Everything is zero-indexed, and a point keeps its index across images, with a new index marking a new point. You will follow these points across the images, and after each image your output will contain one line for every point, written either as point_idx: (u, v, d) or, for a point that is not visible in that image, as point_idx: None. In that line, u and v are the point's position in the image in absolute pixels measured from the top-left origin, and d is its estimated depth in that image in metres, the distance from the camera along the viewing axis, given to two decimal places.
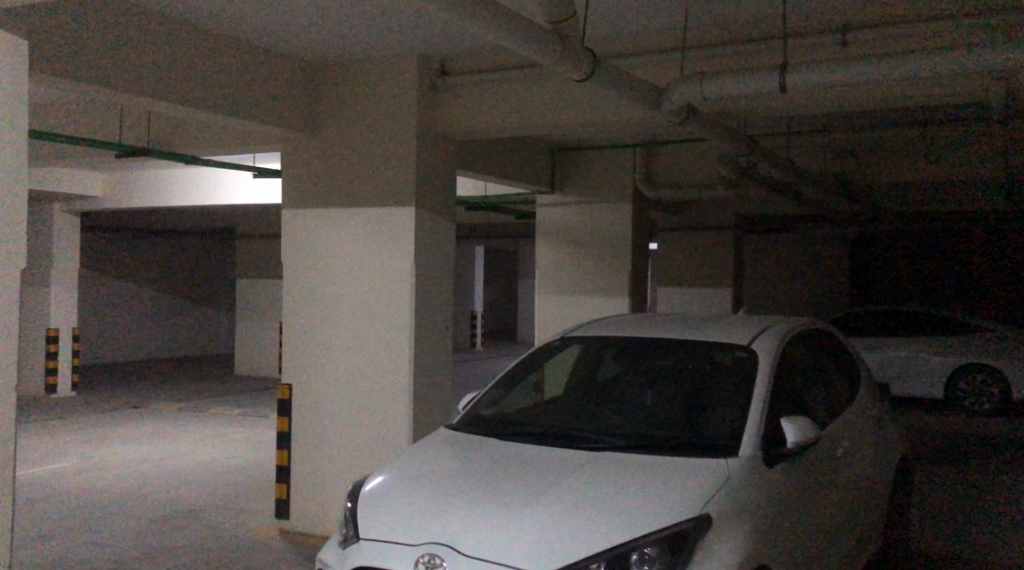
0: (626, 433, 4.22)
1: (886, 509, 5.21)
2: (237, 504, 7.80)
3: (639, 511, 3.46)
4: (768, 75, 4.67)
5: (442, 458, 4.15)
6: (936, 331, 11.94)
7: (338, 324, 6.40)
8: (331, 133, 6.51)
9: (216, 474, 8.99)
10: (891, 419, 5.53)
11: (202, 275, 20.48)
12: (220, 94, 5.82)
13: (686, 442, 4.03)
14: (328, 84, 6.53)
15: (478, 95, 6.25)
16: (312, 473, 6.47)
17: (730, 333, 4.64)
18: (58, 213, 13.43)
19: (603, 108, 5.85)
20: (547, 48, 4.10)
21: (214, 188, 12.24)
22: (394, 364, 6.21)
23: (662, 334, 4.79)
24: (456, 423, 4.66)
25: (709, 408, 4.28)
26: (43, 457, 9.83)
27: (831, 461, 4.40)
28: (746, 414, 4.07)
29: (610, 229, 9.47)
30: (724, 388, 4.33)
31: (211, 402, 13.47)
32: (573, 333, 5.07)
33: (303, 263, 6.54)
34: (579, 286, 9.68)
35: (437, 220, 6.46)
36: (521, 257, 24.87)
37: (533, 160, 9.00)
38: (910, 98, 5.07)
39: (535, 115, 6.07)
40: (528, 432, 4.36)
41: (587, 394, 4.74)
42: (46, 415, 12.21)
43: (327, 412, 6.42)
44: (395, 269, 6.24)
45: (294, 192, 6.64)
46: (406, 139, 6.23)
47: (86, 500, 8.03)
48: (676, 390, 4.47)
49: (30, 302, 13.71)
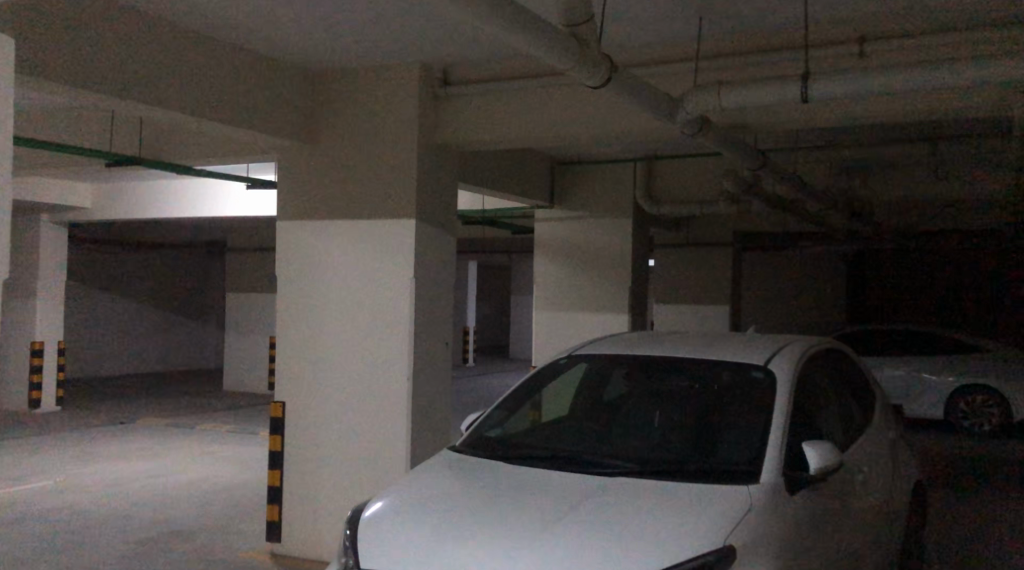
0: (639, 457, 4.03)
1: (903, 537, 5.03)
2: (228, 526, 7.55)
3: (660, 541, 3.27)
4: (787, 85, 4.52)
5: (446, 482, 3.95)
6: (936, 351, 11.80)
7: (333, 341, 6.19)
8: (328, 143, 6.33)
9: (206, 494, 8.75)
10: (906, 443, 5.35)
11: (193, 288, 20.25)
12: (213, 101, 5.64)
13: (704, 466, 3.84)
14: (326, 93, 6.35)
15: (483, 106, 6.10)
16: (305, 494, 6.25)
17: (745, 351, 4.47)
18: (46, 224, 13.21)
19: (612, 119, 5.70)
20: (564, 51, 3.94)
21: (207, 200, 12.05)
22: (392, 383, 6.00)
23: (674, 352, 4.60)
24: (458, 444, 4.47)
25: (725, 430, 4.10)
26: (25, 475, 9.57)
27: (851, 486, 4.23)
28: (766, 437, 3.89)
29: (609, 245, 9.31)
30: (741, 409, 4.16)
31: (200, 419, 13.20)
32: (579, 350, 4.88)
33: (297, 276, 6.33)
34: (577, 303, 9.50)
35: (438, 232, 6.28)
36: (516, 273, 24.74)
37: (532, 173, 8.85)
38: (931, 112, 4.92)
39: (540, 127, 5.91)
40: (537, 454, 4.17)
41: (594, 414, 4.56)
42: (29, 431, 11.92)
43: (322, 432, 6.20)
44: (394, 284, 6.04)
45: (289, 203, 6.43)
46: (406, 150, 6.05)
47: (70, 520, 7.77)
48: (690, 411, 4.29)
49: (15, 315, 13.44)
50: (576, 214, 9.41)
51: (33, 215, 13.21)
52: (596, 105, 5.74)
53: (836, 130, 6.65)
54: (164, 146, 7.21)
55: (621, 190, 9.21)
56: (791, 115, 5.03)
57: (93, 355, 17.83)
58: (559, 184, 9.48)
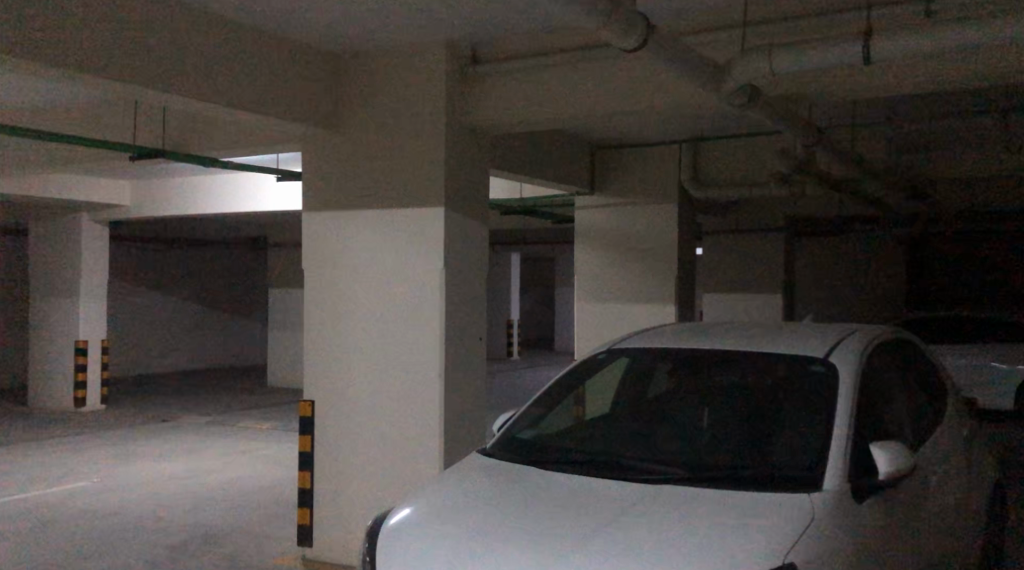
0: (686, 462, 3.66)
1: (980, 544, 4.58)
2: (261, 529, 7.35)
3: (714, 555, 2.91)
4: (848, 43, 4.09)
5: (476, 490, 3.61)
6: (1003, 338, 11.15)
7: (363, 336, 5.91)
8: (354, 130, 6.03)
9: (241, 495, 8.58)
10: (981, 440, 4.90)
11: (236, 285, 20.28)
12: (231, 89, 5.36)
13: (761, 473, 3.45)
14: (351, 77, 6.06)
15: (513, 85, 5.76)
16: (336, 497, 5.98)
17: (805, 342, 4.06)
18: (86, 223, 13.20)
19: (649, 95, 5.31)
20: (595, 11, 3.56)
21: (241, 194, 11.91)
22: (424, 381, 5.70)
23: (722, 343, 4.21)
24: (488, 447, 4.13)
25: (782, 430, 3.71)
26: (63, 476, 9.48)
27: (924, 490, 3.81)
28: (829, 439, 3.49)
29: (654, 233, 8.90)
30: (799, 407, 3.76)
31: (241, 416, 13.12)
32: (618, 345, 4.49)
33: (324, 270, 6.06)
34: (620, 293, 9.11)
35: (470, 220, 5.96)
36: (560, 265, 24.44)
37: (570, 159, 8.48)
38: (1005, 75, 4.45)
39: (573, 106, 5.55)
40: (572, 458, 3.81)
41: (637, 413, 4.20)
42: (71, 431, 11.91)
43: (353, 433, 5.92)
44: (424, 277, 5.73)
45: (314, 194, 6.16)
46: (433, 134, 5.74)
47: (103, 523, 7.63)
48: (742, 410, 3.91)
49: (57, 314, 13.45)
50: (619, 201, 9.01)
51: (73, 214, 13.21)
52: (637, 81, 5.35)
53: (898, 99, 6.17)
54: (188, 138, 6.99)
55: (665, 175, 8.79)
56: (854, 80, 4.60)
57: (137, 353, 17.92)
58: (599, 170, 9.09)
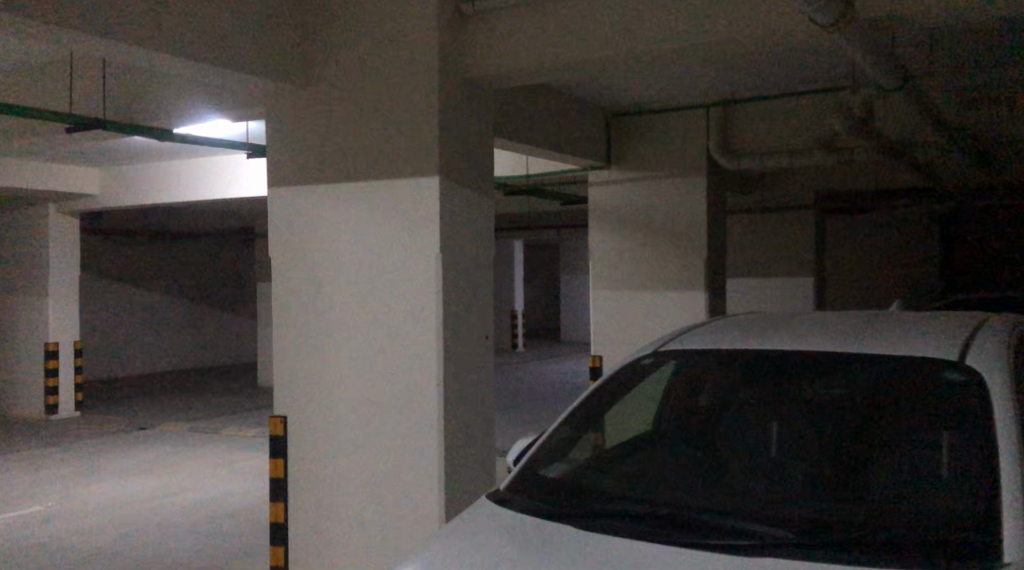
0: (784, 516, 2.61)
1: None
2: (233, 561, 6.34)
3: None
4: None
5: (488, 559, 2.53)
6: None
7: (347, 336, 4.87)
8: (327, 86, 4.96)
9: (213, 517, 7.57)
10: None
11: (223, 279, 19.33)
12: (171, 30, 4.25)
13: (897, 535, 2.41)
14: (321, 21, 4.97)
15: (522, 22, 4.72)
16: (317, 534, 4.96)
17: (928, 333, 3.00)
18: (53, 215, 12.14)
19: (688, 30, 4.31)
20: None
21: (218, 181, 10.88)
22: (421, 393, 4.66)
23: (806, 338, 3.14)
24: (503, 488, 3.07)
25: (915, 467, 2.68)
26: (18, 497, 8.38)
27: None
28: (999, 481, 2.43)
29: (679, 211, 7.84)
30: (935, 430, 2.71)
31: (225, 422, 12.10)
32: (667, 343, 3.42)
33: (297, 258, 5.01)
34: (641, 279, 8.04)
35: (471, 192, 4.91)
36: (566, 253, 23.55)
37: (583, 126, 7.42)
38: None
39: (593, 45, 4.51)
40: (621, 509, 2.75)
41: (701, 443, 3.17)
42: (38, 442, 10.90)
43: (334, 459, 4.89)
44: (418, 267, 4.68)
45: (283, 167, 5.09)
46: (424, 86, 4.67)
47: (50, 555, 6.59)
48: (849, 441, 2.86)
49: (26, 313, 12.40)
50: (640, 174, 8.02)
51: (40, 205, 12.15)
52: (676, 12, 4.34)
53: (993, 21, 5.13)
54: (138, 107, 5.93)
55: (690, 144, 7.77)
56: None
57: (116, 354, 16.90)
58: (615, 141, 8.08)
